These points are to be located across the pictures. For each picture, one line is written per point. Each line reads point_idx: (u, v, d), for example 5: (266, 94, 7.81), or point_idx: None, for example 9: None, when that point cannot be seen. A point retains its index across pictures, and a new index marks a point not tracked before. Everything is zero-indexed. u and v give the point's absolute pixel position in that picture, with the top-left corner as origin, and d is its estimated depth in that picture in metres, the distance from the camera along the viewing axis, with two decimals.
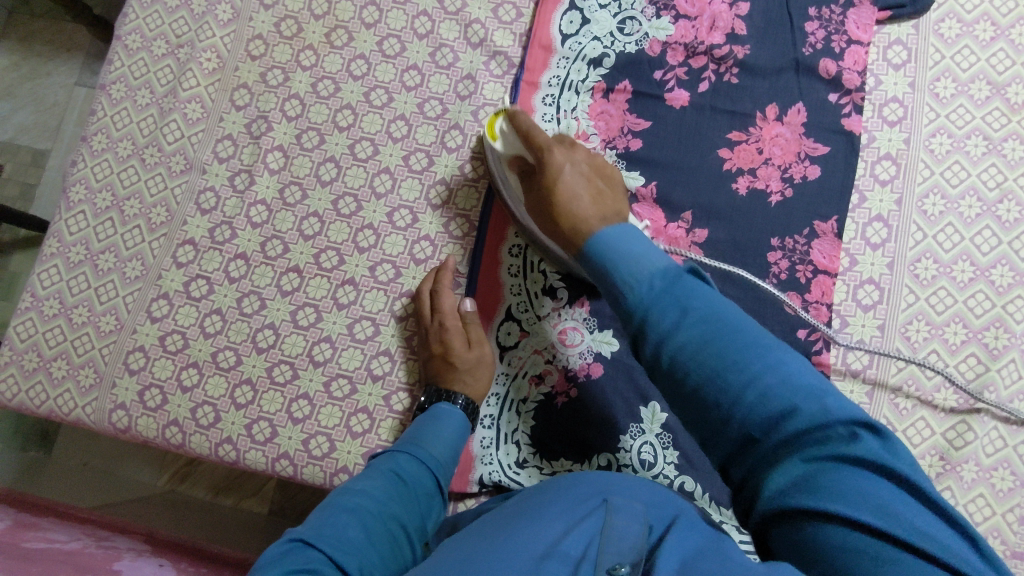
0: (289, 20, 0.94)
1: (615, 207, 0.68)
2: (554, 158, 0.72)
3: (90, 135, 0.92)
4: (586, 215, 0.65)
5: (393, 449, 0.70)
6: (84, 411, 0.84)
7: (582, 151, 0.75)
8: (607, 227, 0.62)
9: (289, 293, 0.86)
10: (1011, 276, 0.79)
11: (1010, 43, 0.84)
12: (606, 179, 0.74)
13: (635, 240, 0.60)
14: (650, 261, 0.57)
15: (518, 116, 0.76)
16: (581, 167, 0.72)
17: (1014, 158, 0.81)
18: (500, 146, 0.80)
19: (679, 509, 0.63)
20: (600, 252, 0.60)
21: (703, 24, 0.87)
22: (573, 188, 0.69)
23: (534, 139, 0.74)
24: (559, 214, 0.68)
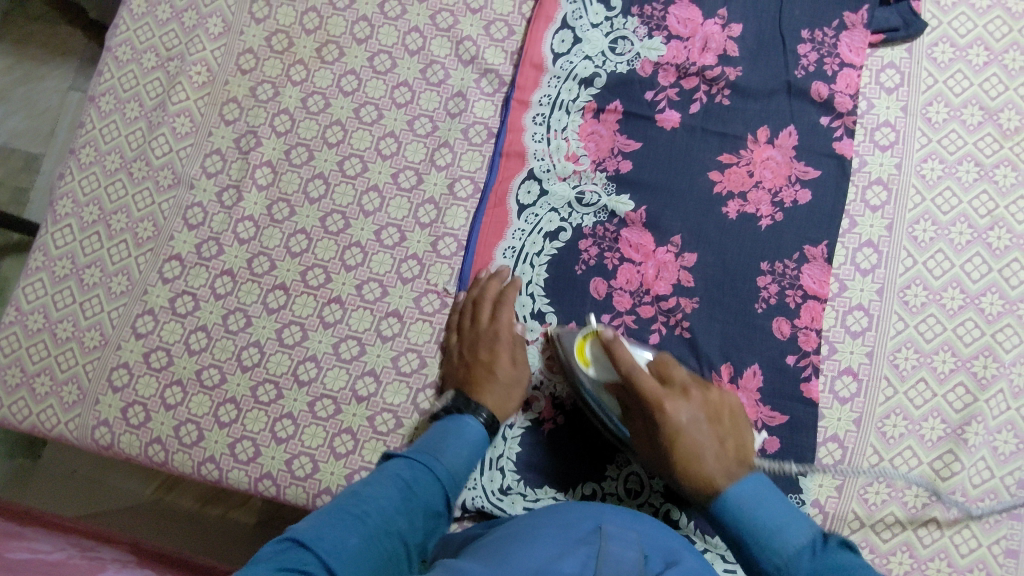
0: (280, 34, 0.94)
1: (739, 458, 0.69)
2: (676, 414, 0.70)
3: (78, 148, 0.92)
4: (712, 474, 0.68)
5: (406, 456, 0.69)
6: (67, 427, 0.83)
7: (699, 395, 0.73)
8: (738, 487, 0.66)
9: (275, 311, 0.85)
10: (1001, 304, 0.78)
11: (1004, 69, 0.84)
12: (729, 436, 0.71)
13: (773, 505, 0.64)
14: (793, 532, 0.62)
15: (615, 346, 0.72)
16: (701, 411, 0.71)
17: (1005, 184, 0.81)
18: (592, 377, 0.76)
19: (675, 542, 0.62)
20: (728, 509, 0.65)
21: (695, 44, 0.87)
22: (717, 468, 0.68)
23: (637, 386, 0.71)
24: (686, 471, 0.69)
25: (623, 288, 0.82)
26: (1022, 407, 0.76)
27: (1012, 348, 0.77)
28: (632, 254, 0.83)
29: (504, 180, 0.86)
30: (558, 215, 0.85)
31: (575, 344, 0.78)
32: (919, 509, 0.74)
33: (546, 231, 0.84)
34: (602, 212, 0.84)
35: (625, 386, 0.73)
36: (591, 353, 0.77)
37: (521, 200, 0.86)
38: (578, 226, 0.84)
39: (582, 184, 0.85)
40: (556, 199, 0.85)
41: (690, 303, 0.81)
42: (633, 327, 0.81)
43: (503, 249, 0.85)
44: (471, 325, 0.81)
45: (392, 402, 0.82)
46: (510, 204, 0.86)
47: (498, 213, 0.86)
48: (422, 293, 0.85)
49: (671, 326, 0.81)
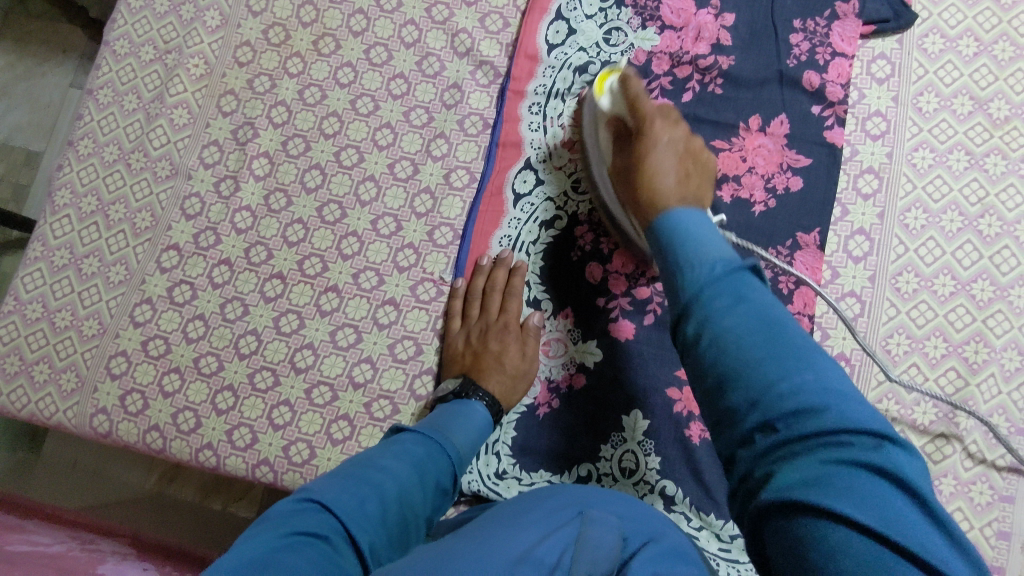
0: (277, 27, 0.95)
1: (695, 194, 0.68)
2: (658, 134, 0.72)
3: (76, 139, 0.92)
4: (665, 186, 0.67)
5: (419, 431, 0.69)
6: (65, 415, 0.84)
7: (677, 132, 0.73)
8: (687, 212, 0.62)
9: (273, 299, 0.86)
10: (992, 290, 0.79)
11: (993, 59, 0.85)
12: (694, 172, 0.71)
13: (704, 228, 0.60)
14: (714, 246, 0.57)
15: (631, 79, 0.73)
16: (673, 149, 0.71)
17: (996, 173, 0.82)
18: (605, 105, 0.77)
19: (656, 524, 0.62)
20: (673, 220, 0.61)
21: (688, 35, 0.88)
22: (662, 165, 0.69)
23: (637, 107, 0.72)
24: (644, 171, 0.69)
25: (618, 272, 0.83)
26: (1013, 392, 0.77)
27: (1004, 333, 0.78)
28: None
29: (501, 170, 0.88)
30: (554, 203, 0.86)
31: (598, 80, 0.80)
32: None
33: (542, 219, 0.86)
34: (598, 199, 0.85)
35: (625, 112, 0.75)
36: (609, 86, 0.78)
37: (517, 188, 0.87)
38: (574, 213, 0.85)
39: (577, 172, 0.87)
40: (552, 188, 0.86)
41: None
42: (628, 310, 0.82)
43: (500, 237, 0.86)
44: (485, 314, 0.82)
45: (389, 388, 0.82)
46: (507, 193, 0.87)
47: (494, 202, 0.87)
48: (418, 281, 0.86)
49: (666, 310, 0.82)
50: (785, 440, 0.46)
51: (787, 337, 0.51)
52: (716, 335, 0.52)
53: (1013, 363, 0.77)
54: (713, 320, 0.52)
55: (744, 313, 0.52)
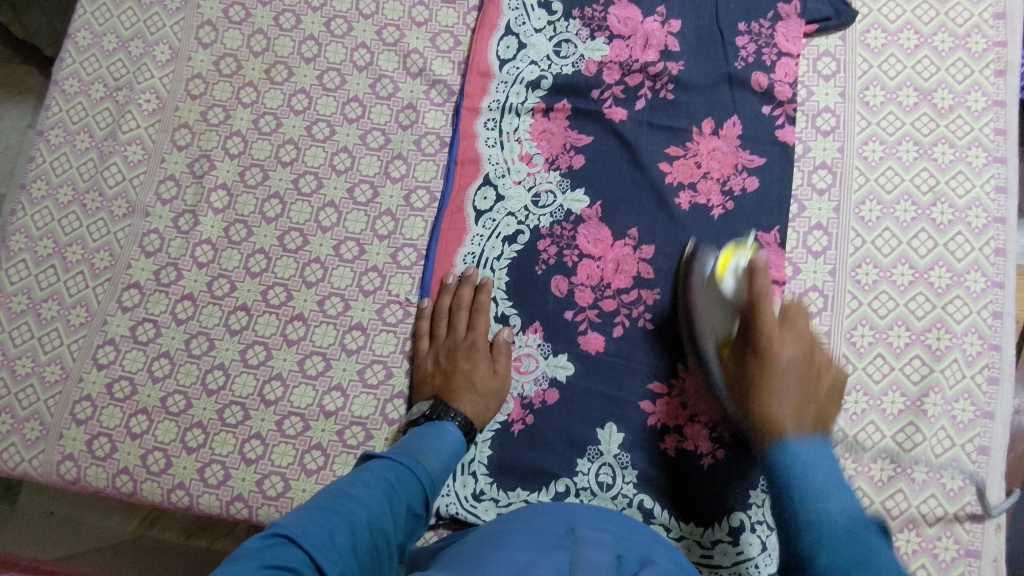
0: (228, 57, 0.94)
1: (816, 425, 0.67)
2: (779, 356, 0.69)
3: (29, 183, 0.91)
4: (782, 415, 0.67)
5: (389, 457, 0.69)
6: (31, 465, 0.82)
7: (795, 339, 0.71)
8: (802, 442, 0.65)
9: (238, 332, 0.85)
10: (949, 277, 0.80)
11: (934, 50, 0.86)
12: (813, 391, 0.69)
13: (829, 479, 0.62)
14: (838, 498, 0.61)
15: (759, 267, 0.73)
16: (796, 377, 0.69)
17: (944, 161, 0.83)
18: (729, 290, 0.76)
19: (641, 538, 0.63)
20: (785, 455, 0.64)
21: (637, 42, 0.89)
22: (793, 366, 0.69)
23: (759, 315, 0.70)
24: (761, 404, 0.68)
25: (584, 283, 0.83)
26: (977, 375, 0.78)
27: (963, 318, 0.79)
28: (591, 250, 0.84)
29: (460, 188, 0.87)
30: (515, 218, 0.86)
31: (720, 256, 0.79)
32: (886, 483, 0.76)
33: (504, 235, 0.85)
34: (558, 212, 0.85)
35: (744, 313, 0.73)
36: (734, 267, 0.77)
37: (478, 205, 0.86)
38: (535, 227, 0.85)
39: (536, 185, 0.86)
40: (512, 203, 0.86)
41: (651, 295, 0.82)
42: (596, 321, 0.82)
43: (464, 255, 0.86)
44: (453, 333, 0.82)
45: (361, 415, 0.81)
46: (468, 211, 0.86)
47: (456, 219, 0.86)
48: (384, 305, 0.85)
49: (634, 318, 0.82)
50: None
51: (877, 560, 0.57)
52: (813, 521, 0.60)
53: (975, 347, 0.78)
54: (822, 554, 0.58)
55: (834, 556, 0.58)
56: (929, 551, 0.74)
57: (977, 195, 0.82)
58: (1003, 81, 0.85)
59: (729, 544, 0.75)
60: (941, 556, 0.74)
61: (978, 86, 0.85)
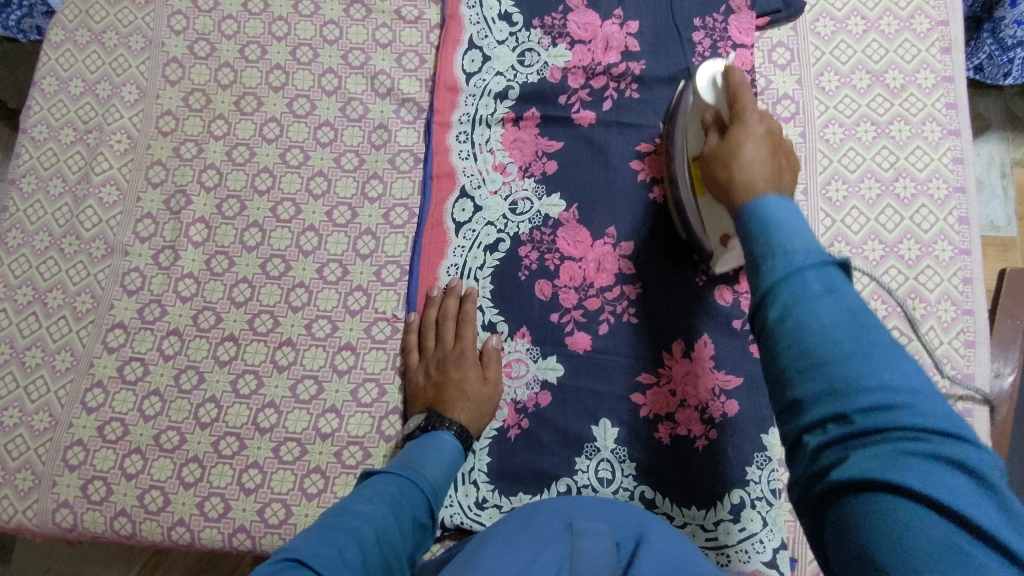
0: (196, 93, 0.95)
1: (786, 197, 0.59)
2: (746, 137, 0.63)
3: (4, 232, 0.91)
4: (751, 178, 0.59)
5: (390, 472, 0.69)
6: (25, 515, 0.81)
7: (767, 124, 0.65)
8: (771, 197, 0.54)
9: (227, 363, 0.85)
10: (918, 248, 0.83)
11: (881, 34, 0.90)
12: (784, 158, 0.62)
13: (793, 218, 0.52)
14: (802, 235, 0.49)
15: (733, 71, 0.68)
16: (763, 139, 0.63)
17: (902, 138, 0.86)
18: (707, 98, 0.71)
19: (638, 518, 0.63)
20: (758, 212, 0.53)
21: (598, 46, 0.91)
22: (754, 155, 0.61)
23: (737, 101, 0.66)
24: (730, 165, 0.61)
25: (568, 285, 0.84)
26: (954, 340, 0.80)
27: (936, 287, 0.82)
28: (571, 252, 0.85)
29: (438, 202, 0.88)
30: (494, 227, 0.87)
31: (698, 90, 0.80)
32: None
33: (485, 244, 0.87)
34: (537, 217, 0.87)
35: (723, 106, 0.69)
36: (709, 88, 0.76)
37: (457, 217, 0.88)
38: (515, 234, 0.87)
39: (513, 194, 0.88)
40: (490, 213, 0.87)
41: (634, 290, 0.84)
42: (582, 321, 0.83)
43: (447, 267, 0.87)
44: (441, 344, 0.83)
45: (357, 434, 0.82)
46: (447, 224, 0.88)
47: (436, 233, 0.87)
48: (372, 322, 0.86)
49: (619, 314, 0.83)
50: (858, 431, 0.39)
51: (912, 384, 0.40)
52: (801, 324, 0.44)
53: (950, 313, 0.81)
54: (796, 309, 0.45)
55: (826, 317, 0.44)
56: None
57: (937, 167, 0.85)
58: (949, 58, 0.88)
59: (731, 523, 0.76)
60: None
61: (926, 64, 0.88)
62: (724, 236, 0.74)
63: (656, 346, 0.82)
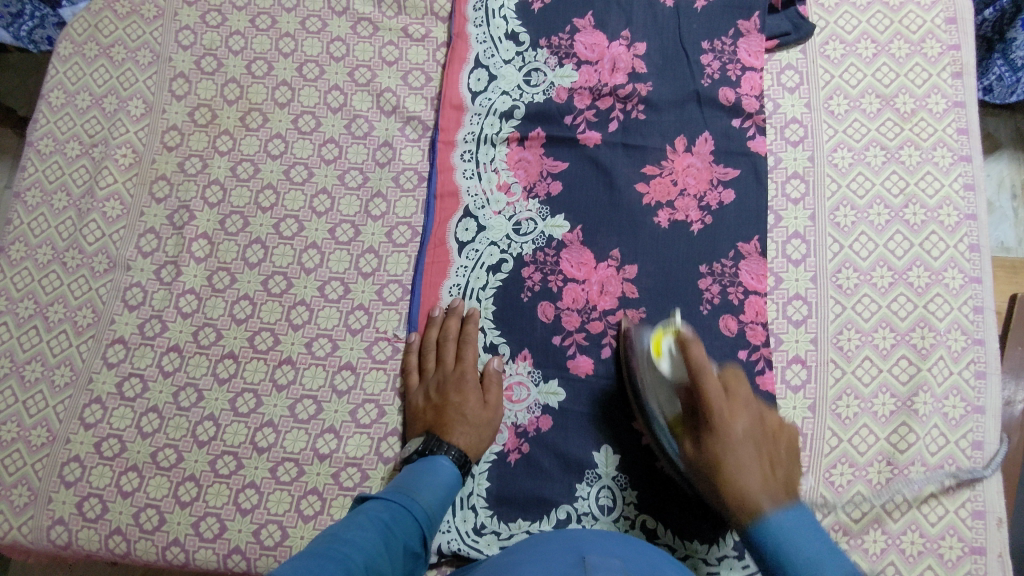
0: (202, 108, 0.95)
1: (786, 489, 0.67)
2: (732, 428, 0.68)
3: (7, 245, 0.91)
4: (752, 490, 0.66)
5: (383, 499, 0.69)
6: (20, 532, 0.80)
7: (747, 414, 0.70)
8: (778, 512, 0.64)
9: (226, 380, 0.84)
10: (927, 276, 0.81)
11: (892, 58, 0.89)
12: (777, 458, 0.69)
13: (808, 530, 0.64)
14: (816, 540, 0.63)
15: (691, 345, 0.70)
16: (750, 437, 0.69)
17: (911, 163, 0.85)
18: (665, 372, 0.74)
19: (648, 558, 0.61)
20: (769, 532, 0.64)
21: (605, 66, 0.91)
22: (748, 480, 0.66)
23: (704, 393, 0.69)
24: (729, 494, 0.67)
25: (570, 308, 0.83)
26: (964, 371, 0.79)
27: (945, 315, 0.80)
28: (575, 274, 0.85)
29: (441, 221, 0.88)
30: (498, 247, 0.86)
31: (652, 335, 0.78)
32: (884, 485, 0.76)
33: (488, 264, 0.86)
34: (541, 238, 0.86)
35: (693, 389, 0.71)
36: (668, 349, 0.76)
37: (460, 237, 0.87)
38: (518, 255, 0.86)
39: (517, 214, 0.87)
40: (494, 233, 0.87)
41: (637, 314, 0.83)
42: (584, 344, 0.82)
43: (449, 287, 0.86)
44: (442, 366, 0.82)
45: (356, 456, 0.81)
46: (450, 243, 0.87)
47: (439, 252, 0.87)
48: (372, 342, 0.85)
49: (621, 338, 0.82)
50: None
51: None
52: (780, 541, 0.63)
53: (959, 343, 0.79)
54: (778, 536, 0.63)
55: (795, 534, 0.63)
56: (934, 551, 0.74)
57: (947, 194, 0.84)
58: (960, 83, 0.87)
59: (734, 559, 0.75)
60: (946, 556, 0.74)
61: (937, 88, 0.87)
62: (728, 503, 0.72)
63: None
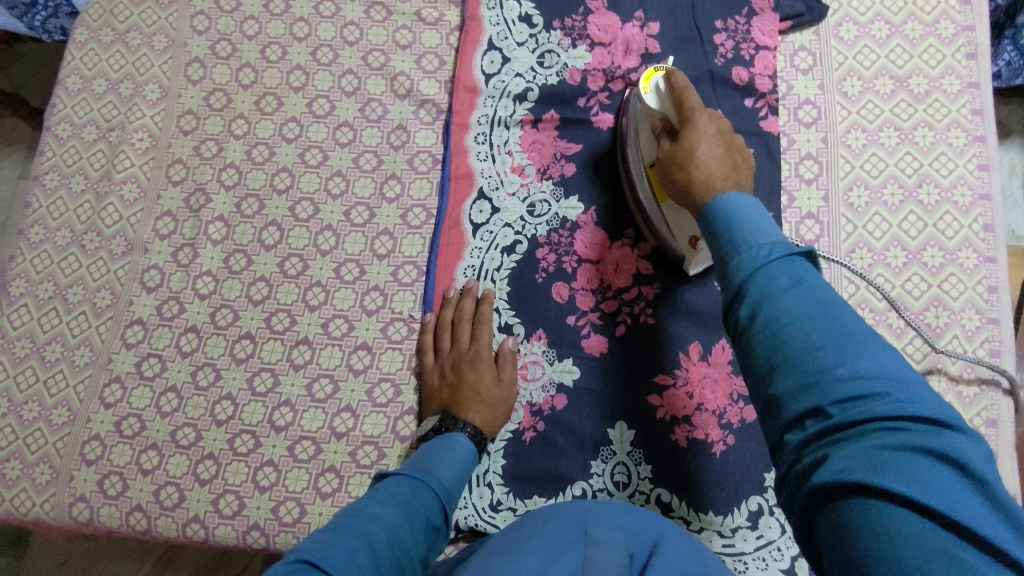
0: (218, 92, 0.96)
1: (741, 180, 0.67)
2: (694, 143, 0.68)
3: (27, 228, 0.92)
4: (713, 172, 0.66)
5: (403, 474, 0.69)
6: (43, 509, 0.82)
7: (716, 122, 0.71)
8: (744, 201, 0.58)
9: (244, 360, 0.85)
10: (942, 256, 0.82)
11: (905, 39, 0.89)
12: (734, 148, 0.70)
13: (760, 221, 0.56)
14: (767, 229, 0.55)
15: (677, 75, 0.73)
16: (716, 139, 0.69)
17: (926, 144, 0.85)
18: (651, 103, 0.75)
19: (656, 527, 0.61)
20: (721, 211, 0.58)
21: (618, 48, 0.91)
22: (708, 154, 0.67)
23: (685, 104, 0.71)
24: (689, 168, 0.67)
25: (585, 288, 0.84)
26: (978, 349, 0.79)
27: (960, 295, 0.80)
28: (589, 254, 0.85)
29: (455, 203, 0.88)
30: (512, 228, 0.87)
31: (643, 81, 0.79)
32: None
33: (503, 246, 0.86)
34: (555, 219, 0.87)
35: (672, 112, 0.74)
36: (656, 84, 0.76)
37: (474, 218, 0.88)
38: (533, 236, 0.86)
39: (531, 195, 0.88)
40: (508, 214, 0.87)
41: (651, 292, 0.83)
42: (599, 324, 0.83)
43: (464, 268, 0.86)
44: (456, 345, 0.82)
45: (373, 434, 0.81)
46: (464, 225, 0.87)
47: (454, 234, 0.87)
48: (388, 323, 0.86)
49: (636, 317, 0.83)
50: (841, 422, 0.43)
51: (847, 322, 0.48)
52: (774, 317, 0.49)
53: (974, 322, 0.79)
54: (767, 302, 0.50)
55: (794, 304, 0.49)
56: None
57: (961, 174, 0.84)
58: (975, 63, 0.87)
59: (748, 530, 0.75)
60: None
61: (951, 69, 0.87)
62: (692, 235, 0.76)
63: (673, 350, 0.81)
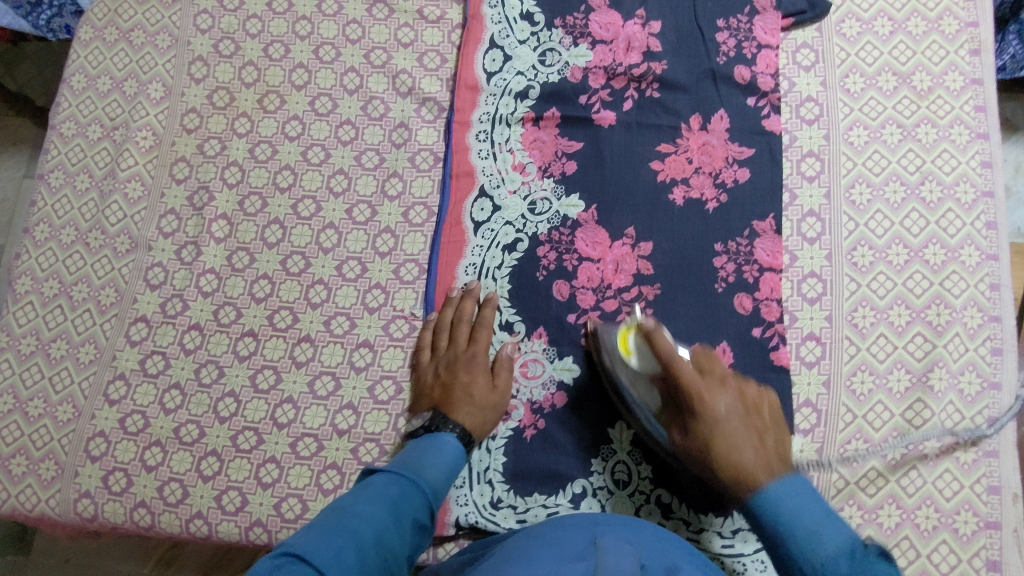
0: (221, 90, 0.96)
1: (781, 459, 0.67)
2: (715, 411, 0.68)
3: (32, 226, 0.93)
4: (751, 467, 0.66)
5: (391, 470, 0.69)
6: (48, 505, 0.82)
7: (728, 386, 0.70)
8: (778, 484, 0.64)
9: (247, 358, 0.86)
10: (943, 253, 0.81)
11: (909, 35, 0.89)
12: (764, 425, 0.69)
13: (808, 515, 0.62)
14: (827, 533, 0.61)
15: (657, 336, 0.71)
16: (737, 409, 0.69)
17: (928, 141, 0.85)
18: (636, 366, 0.76)
19: (658, 542, 0.61)
20: (768, 503, 0.63)
21: (620, 46, 0.91)
22: (743, 453, 0.66)
23: (679, 374, 0.69)
24: (738, 484, 0.66)
25: (585, 286, 0.84)
26: (980, 347, 0.79)
27: (962, 292, 0.80)
28: (590, 253, 0.85)
29: (457, 201, 0.89)
30: (513, 227, 0.87)
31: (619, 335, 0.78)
32: (899, 460, 0.77)
33: (504, 244, 0.87)
34: (555, 218, 0.87)
35: (666, 381, 0.72)
36: (635, 343, 0.77)
37: (475, 216, 0.88)
38: (534, 234, 0.86)
39: (532, 193, 0.88)
40: (509, 213, 0.87)
41: (652, 292, 0.83)
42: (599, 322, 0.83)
43: (465, 266, 0.87)
44: (454, 345, 0.82)
45: (374, 431, 0.82)
46: (466, 223, 0.88)
47: (455, 232, 0.88)
48: (390, 320, 0.86)
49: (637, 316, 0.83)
50: None
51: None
52: None
53: (976, 320, 0.79)
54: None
55: None
56: (949, 525, 0.74)
57: (963, 172, 0.84)
58: (978, 60, 0.87)
59: (748, 531, 0.76)
60: (961, 531, 0.74)
61: (954, 65, 0.87)
62: None
63: None
